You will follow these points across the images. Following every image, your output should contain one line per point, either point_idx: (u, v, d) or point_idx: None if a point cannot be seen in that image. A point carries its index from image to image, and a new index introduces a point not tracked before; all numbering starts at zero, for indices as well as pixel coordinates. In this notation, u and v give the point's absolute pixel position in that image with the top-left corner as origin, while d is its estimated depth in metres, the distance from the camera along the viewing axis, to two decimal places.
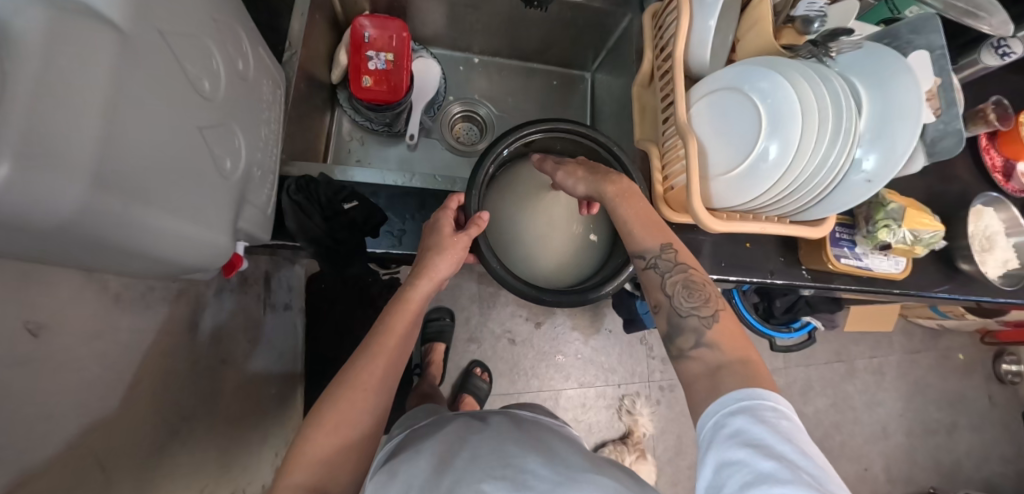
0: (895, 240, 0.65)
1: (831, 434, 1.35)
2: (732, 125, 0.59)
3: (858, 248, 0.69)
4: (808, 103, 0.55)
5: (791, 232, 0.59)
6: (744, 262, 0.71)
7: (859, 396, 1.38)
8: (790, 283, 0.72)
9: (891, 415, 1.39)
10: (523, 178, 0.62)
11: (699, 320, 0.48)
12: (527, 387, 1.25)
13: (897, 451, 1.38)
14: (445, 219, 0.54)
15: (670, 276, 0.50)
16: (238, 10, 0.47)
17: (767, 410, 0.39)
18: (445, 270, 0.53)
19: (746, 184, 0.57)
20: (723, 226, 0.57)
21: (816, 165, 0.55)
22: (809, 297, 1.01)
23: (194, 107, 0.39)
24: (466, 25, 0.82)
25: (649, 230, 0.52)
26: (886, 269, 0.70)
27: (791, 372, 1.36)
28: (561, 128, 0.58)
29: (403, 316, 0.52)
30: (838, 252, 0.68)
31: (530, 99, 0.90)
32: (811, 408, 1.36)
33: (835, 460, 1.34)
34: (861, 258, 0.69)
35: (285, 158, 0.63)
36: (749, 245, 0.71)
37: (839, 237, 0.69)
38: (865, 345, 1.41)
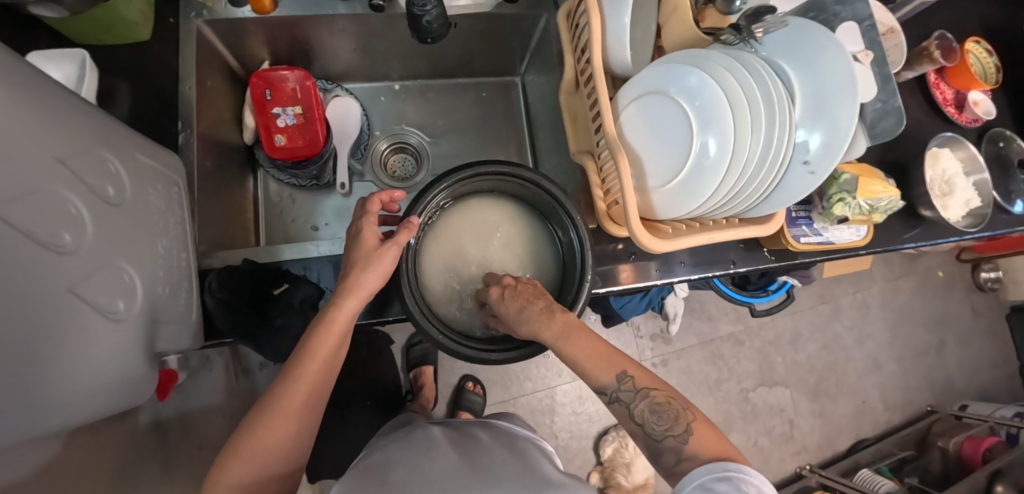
0: (853, 211, 0.64)
1: (826, 375, 1.39)
2: (664, 132, 0.56)
3: (816, 225, 0.67)
4: (735, 97, 0.51)
5: (751, 232, 0.56)
6: (704, 259, 0.69)
7: (847, 334, 1.41)
8: (754, 268, 0.70)
9: (881, 346, 1.43)
10: (457, 225, 0.60)
11: (675, 440, 0.45)
12: (524, 391, 1.25)
13: (890, 377, 1.43)
14: (367, 230, 0.51)
15: (635, 405, 0.48)
16: (105, 124, 0.43)
17: (745, 481, 0.40)
18: (370, 286, 0.49)
19: (687, 194, 0.54)
20: (684, 242, 0.54)
21: (755, 164, 0.52)
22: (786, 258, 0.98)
23: (51, 271, 0.34)
24: (376, 53, 0.76)
25: (600, 364, 0.49)
26: (848, 238, 0.68)
27: (778, 323, 1.38)
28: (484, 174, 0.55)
29: (329, 336, 0.47)
30: (797, 232, 0.66)
31: (463, 117, 0.85)
32: (802, 354, 1.39)
33: (831, 399, 1.39)
34: (821, 233, 0.67)
35: (205, 248, 0.59)
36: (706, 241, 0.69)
37: (796, 217, 0.67)
38: (847, 282, 1.42)
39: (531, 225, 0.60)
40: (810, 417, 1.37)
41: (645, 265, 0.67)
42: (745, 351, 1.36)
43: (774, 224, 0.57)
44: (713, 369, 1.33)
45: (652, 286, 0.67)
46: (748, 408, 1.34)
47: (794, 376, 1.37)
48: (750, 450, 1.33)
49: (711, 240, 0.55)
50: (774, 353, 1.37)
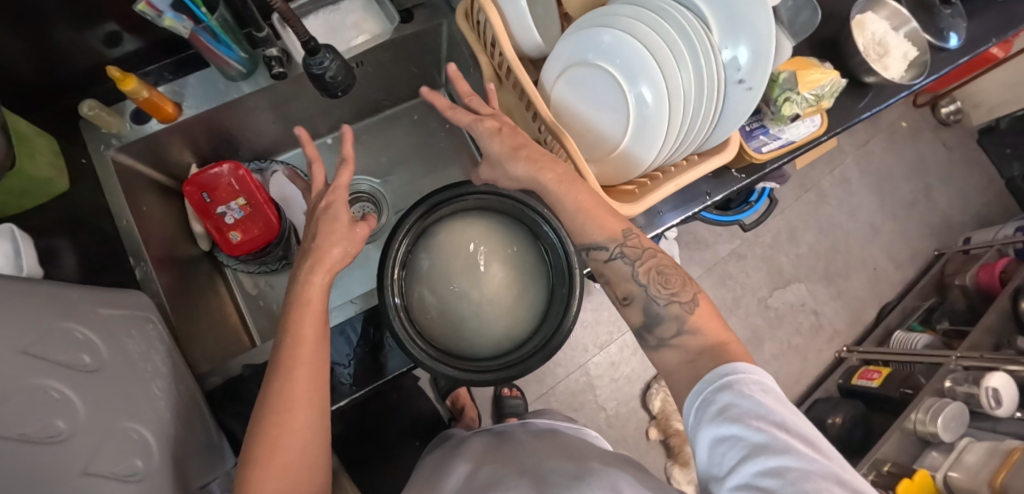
0: (801, 106, 0.63)
1: (832, 257, 1.43)
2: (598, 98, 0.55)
3: (772, 130, 0.67)
4: (647, 42, 0.50)
5: (713, 164, 0.56)
6: (677, 200, 0.69)
7: (838, 211, 1.45)
8: (730, 192, 0.70)
9: (872, 212, 1.47)
10: (435, 257, 0.58)
11: (680, 306, 0.48)
12: (559, 377, 1.26)
13: (890, 237, 1.47)
14: (330, 209, 0.51)
15: (638, 265, 0.50)
16: (61, 292, 0.42)
17: (747, 381, 0.39)
18: (337, 255, 0.49)
19: (639, 151, 0.54)
20: (648, 199, 0.54)
21: (693, 104, 0.51)
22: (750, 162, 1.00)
23: (57, 463, 0.33)
24: (298, 116, 0.74)
25: (598, 220, 0.50)
26: (806, 131, 0.68)
27: (772, 226, 1.41)
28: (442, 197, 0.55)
29: (308, 315, 0.46)
30: (757, 143, 0.67)
31: (404, 146, 0.83)
32: (803, 245, 1.42)
33: (844, 277, 1.43)
34: (779, 136, 0.68)
35: (202, 368, 0.59)
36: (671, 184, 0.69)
37: (750, 129, 0.67)
38: (821, 165, 1.46)
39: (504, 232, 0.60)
40: (830, 301, 1.41)
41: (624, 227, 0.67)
42: (750, 263, 1.38)
43: (731, 148, 0.57)
44: (727, 291, 1.35)
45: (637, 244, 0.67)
46: (772, 314, 1.37)
47: (803, 268, 1.41)
48: (787, 352, 1.37)
49: (675, 187, 0.55)
50: (777, 255, 1.40)
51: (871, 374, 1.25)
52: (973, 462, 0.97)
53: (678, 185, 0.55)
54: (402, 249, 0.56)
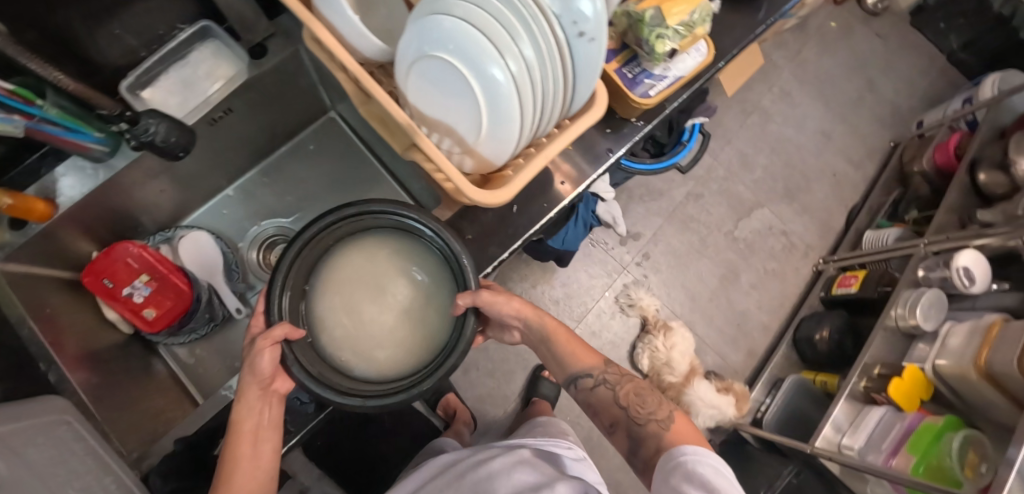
0: (675, 40, 0.55)
1: (790, 174, 1.42)
2: (442, 88, 0.48)
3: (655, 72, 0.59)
4: (476, 15, 0.43)
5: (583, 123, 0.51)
6: (581, 164, 0.65)
7: (786, 127, 1.44)
8: (631, 144, 0.65)
9: (819, 119, 1.46)
10: (328, 292, 0.56)
11: (658, 424, 0.59)
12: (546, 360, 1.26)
13: (842, 141, 1.47)
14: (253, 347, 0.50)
15: (619, 388, 0.64)
16: None
17: (697, 458, 0.52)
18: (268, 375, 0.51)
19: (499, 138, 0.48)
20: (520, 178, 0.49)
21: (536, 73, 0.44)
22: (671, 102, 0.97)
23: None
24: (190, 175, 0.72)
25: (586, 357, 0.66)
26: (693, 63, 0.61)
27: (722, 158, 1.39)
28: (327, 221, 0.53)
29: (241, 442, 0.51)
30: (643, 90, 0.59)
31: (310, 178, 0.80)
32: (758, 170, 1.40)
33: (805, 189, 1.42)
34: (665, 76, 0.60)
35: (140, 456, 0.57)
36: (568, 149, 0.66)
37: (632, 77, 0.59)
38: (758, 85, 1.45)
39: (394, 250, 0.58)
40: (798, 218, 1.40)
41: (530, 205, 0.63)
42: (710, 200, 1.36)
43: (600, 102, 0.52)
44: (693, 233, 1.34)
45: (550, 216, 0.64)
46: (741, 245, 1.36)
47: (763, 192, 1.40)
48: (766, 278, 1.35)
49: (547, 158, 0.50)
50: (734, 185, 1.38)
51: (848, 281, 1.25)
52: (957, 345, 0.95)
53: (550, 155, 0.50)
54: (285, 288, 0.52)
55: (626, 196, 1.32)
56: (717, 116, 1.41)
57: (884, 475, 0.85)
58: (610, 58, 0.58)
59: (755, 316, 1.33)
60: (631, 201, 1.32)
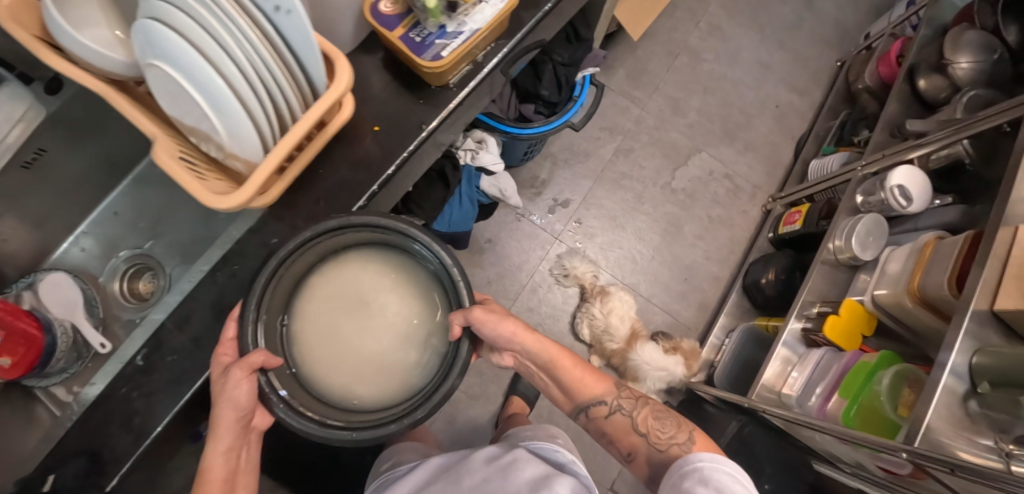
0: None
1: (727, 111, 1.39)
2: (165, 86, 0.43)
3: (446, 30, 0.51)
4: (155, 6, 0.37)
5: (315, 111, 0.44)
6: (399, 139, 0.58)
7: (717, 63, 1.42)
8: (447, 112, 0.59)
9: (755, 47, 1.45)
10: (314, 318, 0.54)
11: (679, 447, 0.56)
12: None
13: (783, 69, 1.46)
14: (227, 384, 0.46)
15: (636, 412, 0.63)
16: None
17: (715, 467, 0.49)
18: (231, 412, 0.48)
19: (235, 135, 0.43)
20: (249, 182, 0.43)
21: (228, 57, 0.38)
22: (554, 54, 0.90)
23: None
24: (33, 211, 0.68)
25: (597, 380, 0.65)
26: (491, 12, 0.52)
27: (651, 106, 1.34)
28: (305, 239, 0.51)
29: (213, 486, 0.50)
30: (431, 51, 0.51)
31: (161, 198, 0.76)
32: (691, 115, 1.37)
33: (746, 121, 1.40)
34: (461, 31, 0.51)
35: None
36: (381, 126, 0.58)
37: (418, 39, 0.51)
38: (684, 23, 1.42)
39: (389, 266, 0.58)
40: (739, 159, 1.37)
41: (344, 194, 0.57)
42: (641, 154, 1.31)
43: (338, 83, 0.45)
44: (626, 191, 1.29)
45: (362, 205, 0.58)
46: (680, 195, 1.31)
47: (699, 133, 1.36)
48: (709, 226, 1.31)
49: (279, 156, 0.43)
50: (666, 133, 1.34)
51: (793, 218, 1.18)
52: (896, 270, 0.87)
53: (281, 152, 0.43)
54: (262, 319, 0.50)
55: (552, 162, 1.27)
56: (641, 63, 1.36)
57: (818, 425, 0.79)
58: (392, 26, 0.51)
59: (702, 266, 1.28)
60: (557, 167, 1.27)
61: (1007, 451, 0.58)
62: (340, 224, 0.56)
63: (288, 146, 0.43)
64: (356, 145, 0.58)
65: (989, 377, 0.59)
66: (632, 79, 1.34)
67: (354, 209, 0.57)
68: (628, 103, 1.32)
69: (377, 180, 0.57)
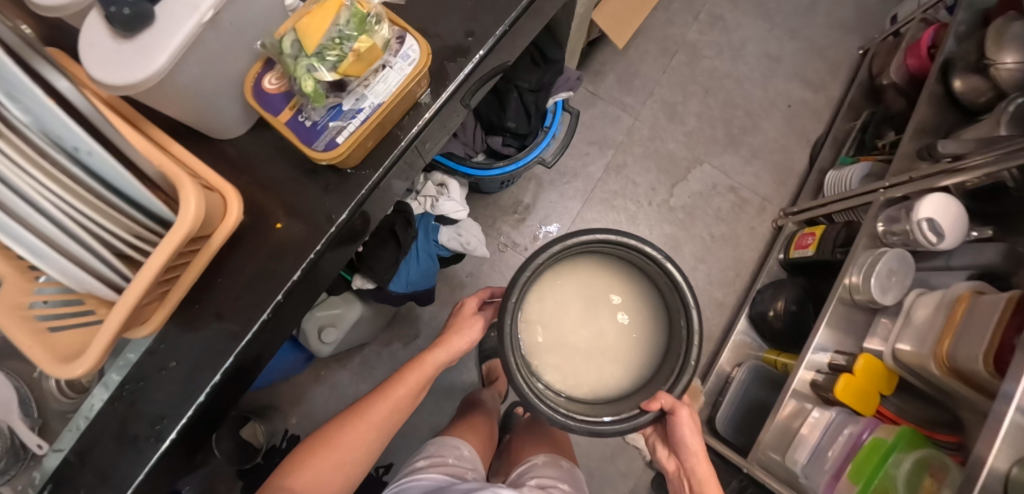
0: (325, 70, 0.37)
1: (733, 113, 1.25)
2: None
3: (340, 109, 0.42)
4: None
5: (160, 254, 0.35)
6: (310, 236, 0.49)
7: (721, 59, 1.27)
8: (358, 202, 0.49)
9: (764, 39, 1.31)
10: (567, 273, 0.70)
11: None
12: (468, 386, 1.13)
13: (795, 62, 1.31)
14: (471, 300, 0.76)
15: None
16: None
17: None
18: (458, 341, 0.72)
19: None
20: (97, 342, 0.35)
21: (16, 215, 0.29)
22: (518, 81, 0.77)
23: None
24: None
25: None
26: (396, 80, 0.42)
27: (646, 113, 1.21)
28: (583, 238, 0.62)
29: (411, 374, 0.70)
30: (326, 139, 0.42)
31: None
32: (691, 121, 1.23)
33: (756, 124, 1.25)
34: (359, 110, 0.42)
35: None
36: (285, 222, 0.49)
37: (308, 125, 0.42)
38: (682, 15, 1.28)
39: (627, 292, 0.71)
40: (746, 168, 1.23)
41: (248, 304, 0.49)
42: (634, 169, 1.19)
43: (186, 214, 0.35)
44: (619, 212, 1.17)
45: (265, 320, 0.48)
46: (680, 213, 1.19)
47: (701, 140, 1.23)
48: (711, 247, 1.18)
49: (126, 310, 0.35)
50: (663, 143, 1.21)
51: (806, 240, 1.05)
52: (923, 319, 0.75)
53: (127, 307, 0.35)
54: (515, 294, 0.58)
55: (535, 184, 1.16)
56: (633, 65, 1.23)
57: None
58: (276, 112, 0.42)
59: (703, 292, 1.16)
60: (541, 189, 1.16)
61: None
62: (241, 345, 0.47)
63: (134, 298, 0.35)
64: (257, 249, 0.49)
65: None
66: (623, 84, 1.22)
67: (257, 326, 0.48)
68: (620, 112, 1.20)
69: (283, 287, 0.48)
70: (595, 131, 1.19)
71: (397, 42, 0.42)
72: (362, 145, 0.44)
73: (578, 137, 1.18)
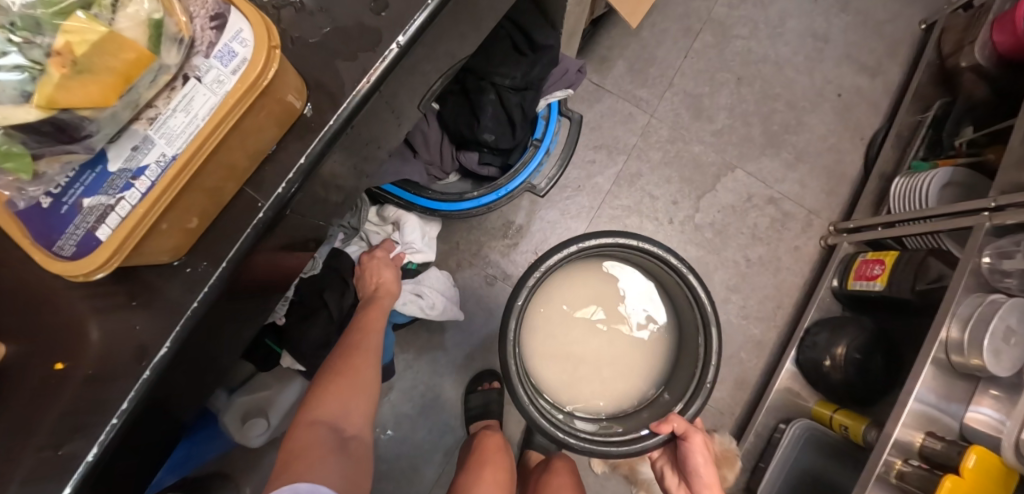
0: (5, 103, 0.17)
1: (772, 107, 1.02)
2: None
3: (101, 175, 0.21)
4: None
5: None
6: (111, 368, 0.27)
7: (756, 38, 1.04)
8: (195, 317, 0.28)
9: (807, 13, 1.06)
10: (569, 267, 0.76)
11: None
12: (452, 451, 0.91)
13: (846, 41, 1.07)
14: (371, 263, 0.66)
15: None
16: None
17: None
18: (390, 287, 0.65)
19: None
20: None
21: None
22: (494, 77, 0.55)
23: None
24: None
25: None
26: (214, 108, 0.21)
27: (665, 108, 0.99)
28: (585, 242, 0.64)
29: (372, 313, 0.62)
30: (80, 233, 0.21)
31: None
32: (720, 117, 1.00)
33: (801, 119, 1.02)
34: (140, 174, 0.21)
35: None
36: (71, 362, 0.28)
37: (43, 208, 0.21)
38: None
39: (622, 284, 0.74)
40: (789, 175, 1.00)
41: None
42: (651, 178, 0.96)
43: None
44: (634, 232, 0.95)
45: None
46: (708, 233, 0.97)
47: (733, 140, 1.00)
48: (746, 273, 0.97)
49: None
50: (686, 145, 0.98)
51: (871, 270, 0.83)
52: None
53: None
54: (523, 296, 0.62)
55: (529, 199, 0.94)
56: (647, 49, 1.00)
57: None
58: None
59: (738, 330, 0.95)
60: (537, 206, 0.94)
61: None
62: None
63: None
64: (18, 400, 0.27)
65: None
66: (635, 73, 0.99)
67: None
68: (632, 107, 0.98)
69: (76, 465, 0.26)
70: (601, 132, 0.96)
71: (209, 29, 0.21)
72: (174, 231, 0.24)
73: (582, 141, 0.96)
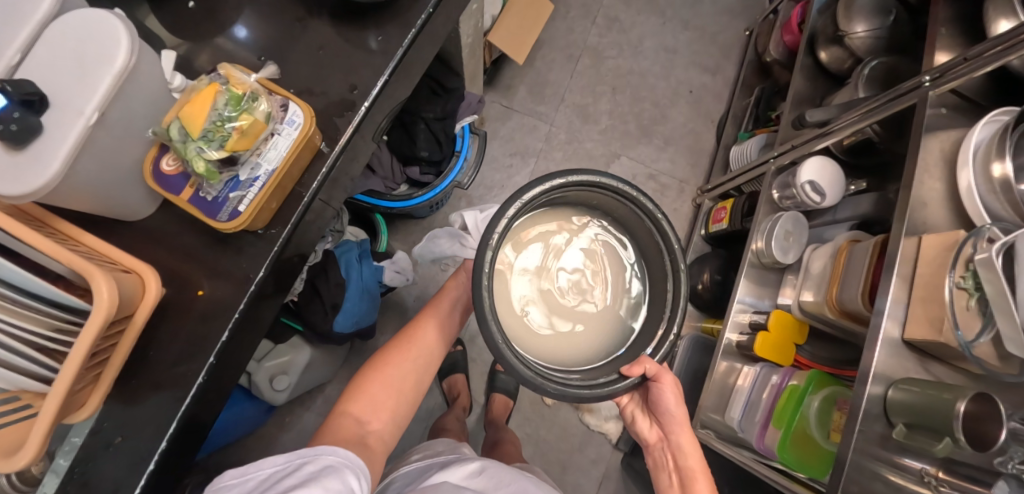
0: (211, 149, 0.42)
1: (641, 106, 1.34)
2: None
3: (233, 180, 0.46)
4: None
5: (84, 340, 0.37)
6: (229, 292, 0.51)
7: (622, 57, 1.37)
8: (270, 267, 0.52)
9: (659, 33, 1.41)
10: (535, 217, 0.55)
11: None
12: (432, 407, 1.14)
13: (691, 51, 1.42)
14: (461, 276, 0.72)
15: None
16: None
17: None
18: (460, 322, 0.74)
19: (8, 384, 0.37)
20: (36, 432, 0.37)
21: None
22: (422, 113, 0.82)
23: None
24: None
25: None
26: (286, 145, 0.46)
27: (561, 117, 1.29)
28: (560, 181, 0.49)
29: (439, 333, 0.69)
30: (226, 208, 0.46)
31: None
32: (604, 119, 1.31)
33: (664, 113, 1.35)
34: (253, 179, 0.46)
35: None
36: (205, 290, 0.51)
37: (208, 198, 0.46)
38: (582, 21, 1.37)
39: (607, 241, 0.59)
40: (661, 155, 1.32)
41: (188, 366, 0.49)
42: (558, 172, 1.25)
43: (100, 301, 0.37)
44: None
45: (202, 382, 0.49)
46: None
47: (616, 135, 1.31)
48: None
49: (61, 397, 0.37)
50: (580, 144, 1.29)
51: (720, 214, 1.14)
52: (819, 270, 0.85)
53: (60, 392, 0.37)
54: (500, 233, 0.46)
55: (467, 201, 1.20)
56: (541, 75, 1.30)
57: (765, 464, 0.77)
58: (178, 192, 0.45)
59: None
60: (474, 205, 1.21)
61: (930, 481, 0.60)
62: (184, 409, 0.49)
63: (67, 383, 0.37)
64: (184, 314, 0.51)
65: (903, 418, 0.60)
66: (535, 94, 1.29)
67: (194, 392, 0.49)
68: (536, 120, 1.27)
69: (214, 348, 0.50)
70: (515, 141, 1.25)
71: (281, 111, 0.47)
72: (263, 209, 0.49)
73: (501, 150, 1.24)
